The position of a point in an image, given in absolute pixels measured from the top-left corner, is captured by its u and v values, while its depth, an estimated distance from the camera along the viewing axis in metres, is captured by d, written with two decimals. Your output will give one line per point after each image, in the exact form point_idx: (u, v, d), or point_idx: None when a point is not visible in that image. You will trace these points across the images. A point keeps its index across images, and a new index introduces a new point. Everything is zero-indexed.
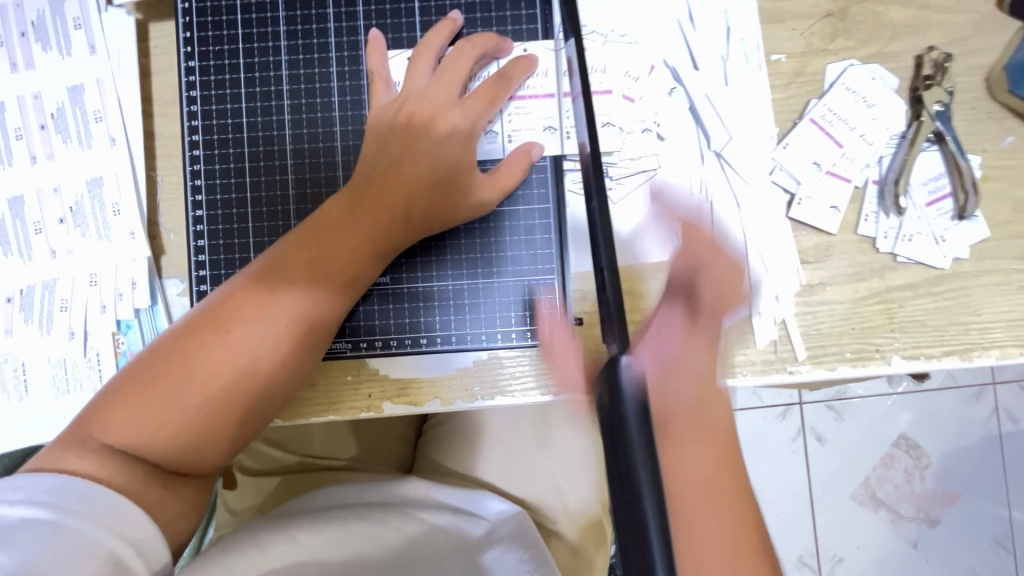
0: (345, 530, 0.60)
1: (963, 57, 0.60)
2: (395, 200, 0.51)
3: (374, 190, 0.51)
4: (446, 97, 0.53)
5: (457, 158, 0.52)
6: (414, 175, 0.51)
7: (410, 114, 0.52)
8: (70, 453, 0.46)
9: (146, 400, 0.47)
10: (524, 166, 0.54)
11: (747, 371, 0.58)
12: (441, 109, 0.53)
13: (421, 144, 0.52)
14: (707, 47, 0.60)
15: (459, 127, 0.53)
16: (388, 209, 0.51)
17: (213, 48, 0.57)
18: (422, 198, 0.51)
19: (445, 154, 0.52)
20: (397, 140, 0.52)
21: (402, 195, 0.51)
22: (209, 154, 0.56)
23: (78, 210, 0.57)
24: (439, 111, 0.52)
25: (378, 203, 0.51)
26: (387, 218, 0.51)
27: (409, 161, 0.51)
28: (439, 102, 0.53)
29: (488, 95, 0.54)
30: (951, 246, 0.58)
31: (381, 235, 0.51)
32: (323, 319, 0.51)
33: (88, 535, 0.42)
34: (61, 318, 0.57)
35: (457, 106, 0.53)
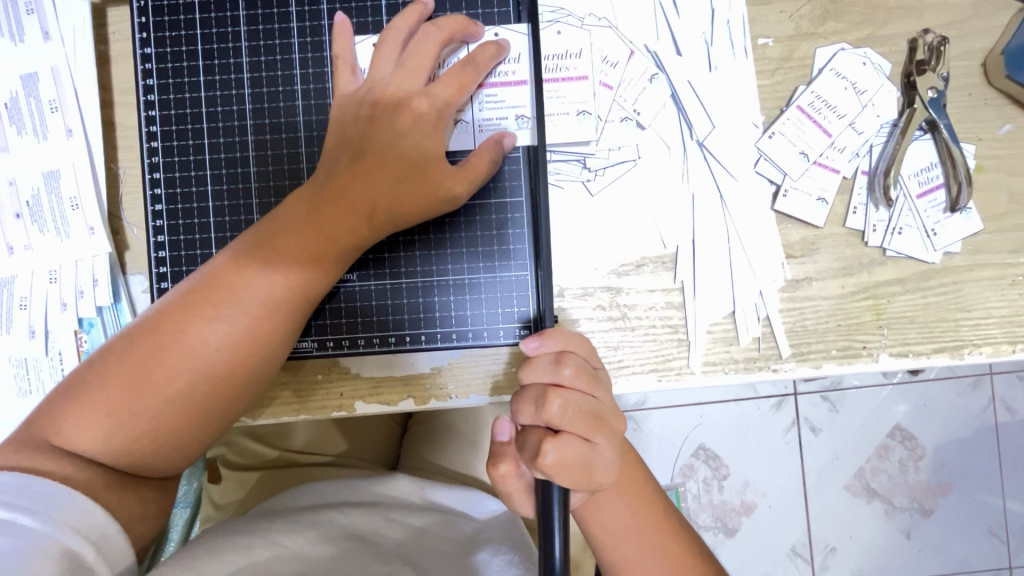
0: (322, 529, 0.59)
1: (959, 40, 0.57)
2: (358, 199, 0.48)
3: (338, 186, 0.49)
4: (412, 84, 0.50)
5: (426, 150, 0.50)
6: (380, 170, 0.49)
7: (376, 104, 0.50)
8: (25, 455, 0.44)
9: (106, 403, 0.46)
10: (494, 159, 0.52)
11: (729, 369, 0.56)
12: (408, 97, 0.50)
13: (388, 136, 0.49)
14: (690, 31, 0.57)
15: (426, 117, 0.50)
16: (354, 206, 0.48)
17: (170, 34, 0.54)
18: (387, 196, 0.49)
19: (413, 146, 0.49)
20: (362, 131, 0.50)
21: (368, 191, 0.48)
22: (168, 145, 0.54)
23: (35, 203, 0.55)
24: (405, 99, 0.50)
25: (340, 202, 0.48)
26: (349, 216, 0.48)
27: (375, 155, 0.49)
28: (405, 90, 0.50)
29: (457, 82, 0.51)
30: (942, 239, 0.56)
31: (346, 233, 0.49)
32: (286, 321, 0.49)
33: (43, 533, 0.41)
34: (21, 316, 0.55)
35: (423, 93, 0.50)
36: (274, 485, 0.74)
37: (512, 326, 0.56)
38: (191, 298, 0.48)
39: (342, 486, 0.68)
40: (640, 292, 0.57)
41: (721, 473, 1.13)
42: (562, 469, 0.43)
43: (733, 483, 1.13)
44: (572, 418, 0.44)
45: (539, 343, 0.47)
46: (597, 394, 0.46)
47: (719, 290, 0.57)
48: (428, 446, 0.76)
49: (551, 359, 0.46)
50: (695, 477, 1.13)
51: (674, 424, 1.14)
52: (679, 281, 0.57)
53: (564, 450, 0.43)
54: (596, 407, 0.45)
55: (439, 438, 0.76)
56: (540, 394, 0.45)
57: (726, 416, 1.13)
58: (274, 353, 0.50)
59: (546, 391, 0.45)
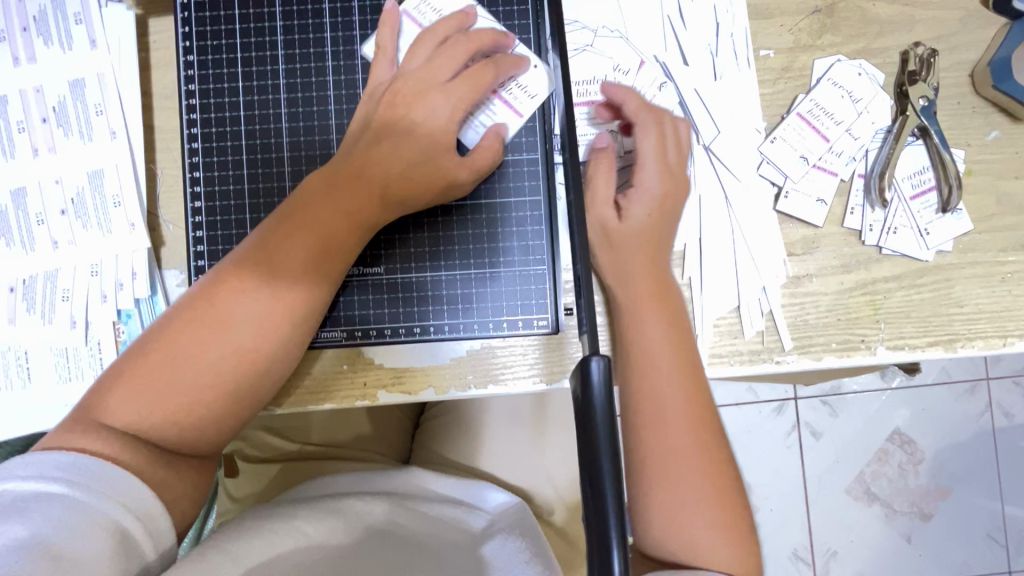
0: (346, 518, 0.61)
1: (948, 53, 0.61)
2: (373, 180, 0.52)
3: (352, 168, 0.53)
4: (433, 78, 0.54)
5: (436, 138, 0.54)
6: (393, 154, 0.53)
7: (395, 95, 0.54)
8: (74, 433, 0.48)
9: (143, 380, 0.49)
10: (496, 149, 0.56)
11: (735, 361, 0.59)
12: (426, 90, 0.54)
13: (402, 125, 0.54)
14: (696, 43, 0.61)
15: (438, 109, 0.54)
16: (367, 186, 0.52)
17: (211, 42, 0.58)
18: (401, 178, 0.53)
19: (425, 135, 0.54)
20: (378, 121, 0.54)
21: (380, 172, 0.53)
22: (208, 146, 0.57)
23: (79, 200, 0.58)
24: (423, 92, 0.54)
25: (356, 182, 0.52)
26: (365, 197, 0.52)
27: (387, 141, 0.53)
28: (426, 82, 0.54)
29: (474, 83, 0.54)
30: (935, 239, 0.59)
31: (360, 211, 0.52)
32: (310, 300, 0.52)
33: (97, 508, 0.44)
34: (63, 308, 0.58)
35: (441, 88, 0.54)
36: (294, 476, 0.76)
37: (530, 317, 0.59)
38: (218, 280, 0.51)
39: (358, 478, 0.70)
40: None
41: None
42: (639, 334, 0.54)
43: None
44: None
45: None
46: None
47: (724, 285, 0.60)
48: (437, 439, 0.78)
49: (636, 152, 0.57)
50: None
51: None
52: (686, 277, 0.60)
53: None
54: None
55: (446, 430, 0.78)
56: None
57: (728, 418, 1.16)
58: (301, 331, 0.53)
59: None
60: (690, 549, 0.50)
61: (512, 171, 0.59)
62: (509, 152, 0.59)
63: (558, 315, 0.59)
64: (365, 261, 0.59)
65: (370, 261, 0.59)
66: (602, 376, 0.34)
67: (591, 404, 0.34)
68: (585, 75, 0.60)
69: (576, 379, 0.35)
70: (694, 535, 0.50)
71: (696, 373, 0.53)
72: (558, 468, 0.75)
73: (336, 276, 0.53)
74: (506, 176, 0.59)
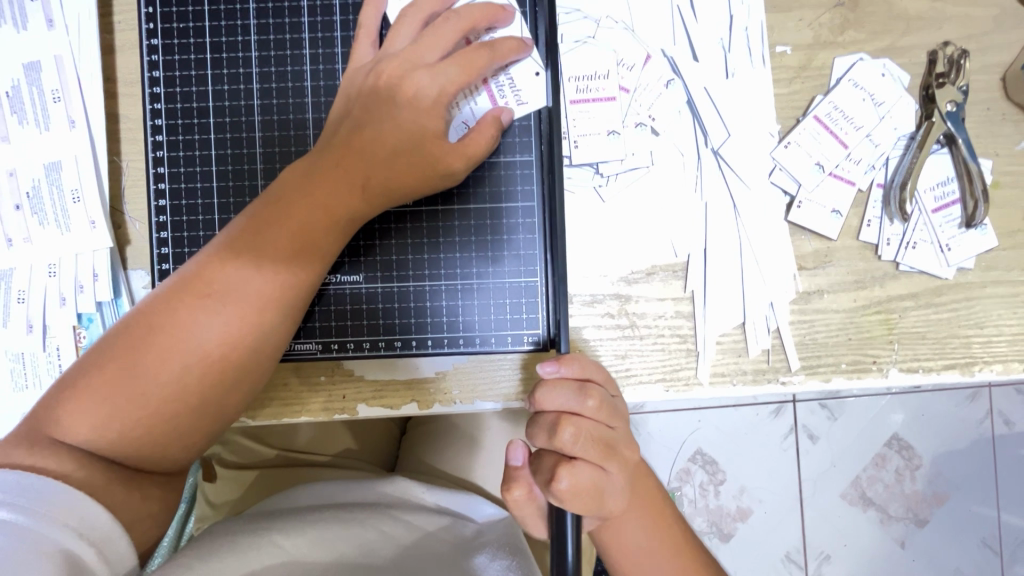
0: (326, 532, 0.57)
1: (979, 54, 0.56)
2: (355, 171, 0.48)
3: (332, 158, 0.48)
4: (419, 58, 0.49)
5: (422, 123, 0.49)
6: (376, 140, 0.48)
7: (380, 76, 0.49)
8: (23, 449, 0.44)
9: (101, 391, 0.45)
10: (494, 133, 0.51)
11: (737, 381, 0.56)
12: (411, 70, 0.49)
13: (385, 107, 0.49)
14: (707, 37, 0.57)
15: (425, 90, 0.48)
16: (347, 178, 0.48)
17: (178, 25, 0.53)
18: (384, 171, 0.48)
19: (410, 120, 0.48)
20: (360, 106, 0.49)
21: (362, 163, 0.48)
22: (173, 140, 0.53)
23: (36, 195, 0.54)
24: (408, 72, 0.49)
25: (336, 173, 0.48)
26: (345, 190, 0.48)
27: (369, 128, 0.48)
28: (410, 63, 0.49)
29: (467, 65, 0.49)
30: (956, 255, 0.55)
31: (338, 205, 0.48)
32: (284, 306, 0.48)
33: (43, 533, 0.40)
34: (18, 310, 0.54)
35: (427, 68, 0.49)
36: (273, 484, 0.73)
37: (520, 333, 0.55)
38: (182, 283, 0.47)
39: (339, 488, 0.67)
40: (649, 301, 0.56)
41: (717, 478, 1.13)
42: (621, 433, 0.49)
43: (730, 488, 1.13)
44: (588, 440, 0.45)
45: (556, 368, 0.47)
46: (613, 424, 0.47)
47: (730, 300, 0.56)
48: (427, 449, 0.75)
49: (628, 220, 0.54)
50: (691, 482, 1.12)
51: (670, 427, 1.13)
52: (689, 290, 0.56)
53: (577, 475, 0.44)
54: (609, 437, 0.46)
55: (435, 440, 0.75)
56: (554, 420, 0.46)
57: (725, 421, 1.13)
58: (273, 340, 0.48)
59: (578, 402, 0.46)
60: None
61: (504, 173, 0.55)
62: (501, 152, 0.55)
63: (551, 330, 0.55)
64: (343, 267, 0.55)
65: (349, 268, 0.55)
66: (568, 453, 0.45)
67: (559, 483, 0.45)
68: (586, 68, 0.56)
69: None
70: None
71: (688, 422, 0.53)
72: None
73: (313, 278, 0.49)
74: (498, 178, 0.55)
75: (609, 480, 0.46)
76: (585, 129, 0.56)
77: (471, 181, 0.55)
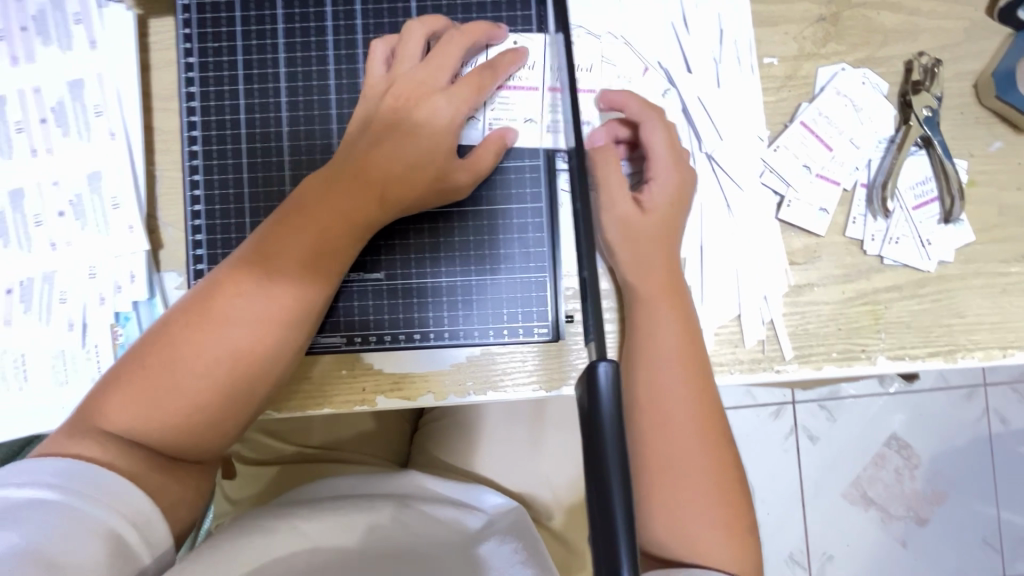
0: (343, 520, 0.60)
1: (952, 62, 0.61)
2: (372, 180, 0.52)
3: (350, 170, 0.52)
4: (433, 81, 0.54)
5: (438, 140, 0.53)
6: (392, 155, 0.52)
7: (396, 98, 0.54)
8: (73, 439, 0.47)
9: (141, 385, 0.48)
10: (499, 150, 0.56)
11: (735, 369, 0.59)
12: (429, 92, 0.54)
13: (402, 125, 0.53)
14: (700, 51, 0.61)
15: (439, 112, 0.53)
16: (366, 187, 0.52)
17: (212, 44, 0.58)
18: (399, 180, 0.52)
19: (426, 136, 0.53)
20: (378, 122, 0.54)
21: (378, 174, 0.52)
22: (208, 149, 0.57)
23: (77, 202, 0.58)
24: (424, 95, 0.54)
25: (355, 181, 0.52)
26: (364, 200, 0.52)
27: (386, 142, 0.53)
28: (426, 84, 0.54)
29: (475, 84, 0.54)
30: (936, 249, 0.59)
31: (357, 212, 0.51)
32: (309, 303, 0.51)
33: (93, 515, 0.43)
34: (60, 310, 0.57)
35: (443, 91, 0.54)
36: (293, 479, 0.76)
37: (531, 325, 0.59)
38: (215, 284, 0.51)
39: (355, 481, 0.70)
40: None
41: None
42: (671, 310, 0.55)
43: None
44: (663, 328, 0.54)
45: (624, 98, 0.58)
46: (679, 309, 0.55)
47: (726, 294, 0.60)
48: (438, 444, 0.78)
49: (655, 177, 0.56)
50: None
51: None
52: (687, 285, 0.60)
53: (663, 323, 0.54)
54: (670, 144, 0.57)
55: (444, 434, 0.78)
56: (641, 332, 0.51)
57: None
58: (298, 334, 0.52)
59: (646, 259, 0.55)
60: (693, 548, 0.51)
61: (514, 177, 0.59)
62: (511, 158, 0.59)
63: (560, 323, 0.59)
64: (365, 266, 0.58)
65: (370, 266, 0.58)
66: (609, 381, 0.33)
67: (597, 411, 0.33)
68: (589, 80, 0.60)
69: (582, 386, 0.34)
70: (697, 534, 0.51)
71: (708, 382, 0.54)
72: (554, 471, 0.75)
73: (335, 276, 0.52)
74: (508, 182, 0.59)
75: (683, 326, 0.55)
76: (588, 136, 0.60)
77: (483, 184, 0.59)
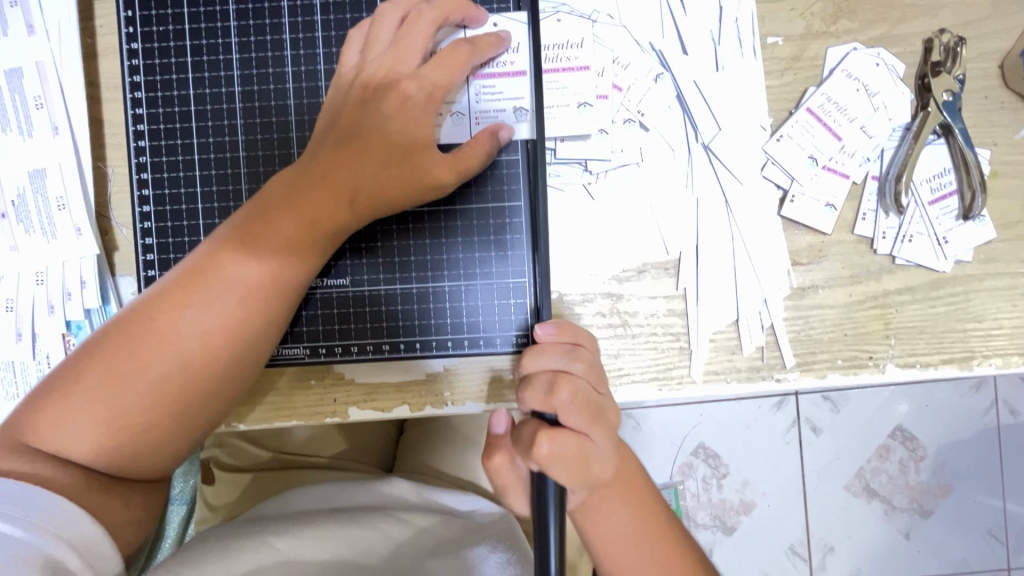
0: (324, 531, 0.57)
1: (976, 41, 0.55)
2: (340, 181, 0.47)
3: (317, 170, 0.47)
4: (403, 66, 0.49)
5: (411, 133, 0.48)
6: (362, 154, 0.47)
7: (366, 88, 0.49)
8: (3, 456, 0.43)
9: (82, 397, 0.44)
10: (490, 148, 0.50)
11: (731, 378, 0.55)
12: (397, 79, 0.49)
13: (371, 120, 0.48)
14: (696, 30, 0.55)
15: (414, 96, 0.48)
16: (333, 189, 0.47)
17: (157, 28, 0.53)
18: (370, 181, 0.47)
19: (397, 130, 0.48)
20: (346, 116, 0.49)
21: (346, 176, 0.47)
22: (156, 144, 0.53)
23: (21, 202, 0.53)
24: (394, 81, 0.49)
25: (321, 183, 0.47)
26: (331, 201, 0.47)
27: (357, 137, 0.48)
28: (395, 70, 0.49)
29: (449, 64, 0.49)
30: (953, 248, 0.54)
31: (325, 217, 0.47)
32: (272, 315, 0.47)
33: (26, 541, 0.39)
34: (7, 318, 0.54)
35: (413, 76, 0.49)
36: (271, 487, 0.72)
37: (509, 334, 0.54)
38: (167, 289, 0.46)
39: (335, 490, 0.66)
40: (640, 299, 0.55)
41: (721, 472, 1.13)
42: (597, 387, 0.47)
43: (732, 481, 1.12)
44: (561, 450, 0.43)
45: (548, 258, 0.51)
46: (591, 430, 0.44)
47: (723, 297, 0.55)
48: (428, 450, 0.74)
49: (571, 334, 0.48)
50: (694, 476, 1.12)
51: (673, 421, 1.13)
52: (681, 288, 0.55)
53: (557, 440, 0.43)
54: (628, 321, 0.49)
55: (432, 440, 0.74)
56: (532, 431, 0.44)
57: (726, 416, 1.12)
58: (259, 348, 0.47)
59: (553, 380, 0.45)
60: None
61: (490, 173, 0.54)
62: None
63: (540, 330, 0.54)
64: (329, 271, 0.54)
65: (335, 271, 0.54)
66: None
67: None
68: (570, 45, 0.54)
69: None
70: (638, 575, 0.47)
71: None
72: None
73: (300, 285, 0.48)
74: (484, 178, 0.54)
75: (597, 448, 0.44)
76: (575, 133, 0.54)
77: None
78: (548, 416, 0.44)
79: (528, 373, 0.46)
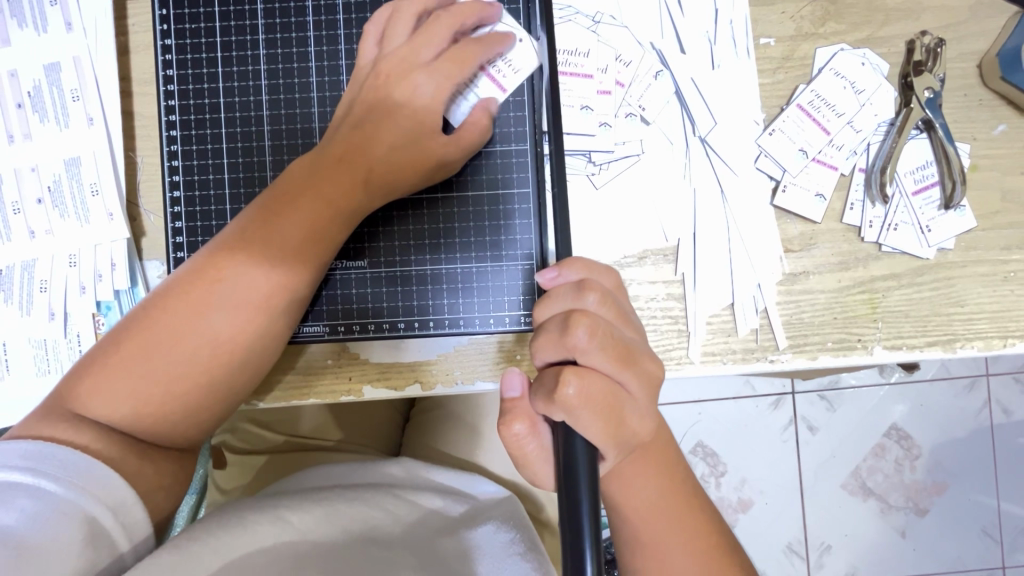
0: (334, 509, 0.59)
1: (956, 42, 0.58)
2: (358, 162, 0.50)
3: (336, 153, 0.50)
4: (416, 58, 0.52)
5: (420, 115, 0.51)
6: (376, 138, 0.51)
7: (379, 75, 0.52)
8: (45, 423, 0.45)
9: (117, 368, 0.47)
10: (485, 124, 0.53)
11: (727, 360, 0.58)
12: (410, 69, 0.52)
13: (385, 104, 0.51)
14: (694, 31, 0.59)
15: (422, 90, 0.51)
16: (351, 170, 0.50)
17: (190, 26, 0.56)
18: (385, 162, 0.51)
19: (407, 114, 0.51)
20: (361, 103, 0.52)
21: (362, 157, 0.50)
22: (186, 134, 0.56)
23: (56, 189, 0.57)
24: (406, 71, 0.52)
25: (340, 165, 0.50)
26: (349, 181, 0.50)
27: (371, 121, 0.51)
28: (407, 60, 0.52)
29: (462, 63, 0.52)
30: (936, 236, 0.58)
31: (344, 197, 0.50)
32: (294, 288, 0.50)
33: (65, 498, 0.42)
34: (41, 299, 0.57)
35: (426, 68, 0.52)
36: (283, 468, 0.75)
37: (517, 313, 0.57)
38: (195, 268, 0.49)
39: (345, 470, 0.68)
40: (642, 284, 0.58)
41: (718, 469, 1.15)
42: (615, 333, 0.45)
43: (731, 479, 1.15)
44: (591, 392, 0.43)
45: (556, 274, 0.48)
46: (622, 377, 0.45)
47: (719, 282, 0.58)
48: (436, 434, 0.77)
49: (572, 289, 0.47)
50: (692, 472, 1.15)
51: (672, 419, 1.15)
52: (680, 273, 0.58)
53: (585, 381, 0.43)
54: (622, 306, 0.48)
55: (439, 425, 0.77)
56: (554, 376, 0.44)
57: (724, 413, 1.15)
58: (281, 321, 0.50)
59: (569, 320, 0.45)
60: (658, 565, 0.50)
61: (500, 163, 0.58)
62: (497, 143, 0.57)
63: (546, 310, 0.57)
64: (347, 254, 0.57)
65: (354, 255, 0.57)
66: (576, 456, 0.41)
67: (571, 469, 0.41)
68: (575, 47, 0.58)
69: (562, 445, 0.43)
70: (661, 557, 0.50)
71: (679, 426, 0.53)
72: None
73: (320, 260, 0.51)
74: (495, 168, 0.58)
75: (628, 394, 0.45)
76: (581, 130, 0.58)
77: (469, 170, 0.58)
78: (570, 359, 0.45)
79: (542, 323, 0.47)
